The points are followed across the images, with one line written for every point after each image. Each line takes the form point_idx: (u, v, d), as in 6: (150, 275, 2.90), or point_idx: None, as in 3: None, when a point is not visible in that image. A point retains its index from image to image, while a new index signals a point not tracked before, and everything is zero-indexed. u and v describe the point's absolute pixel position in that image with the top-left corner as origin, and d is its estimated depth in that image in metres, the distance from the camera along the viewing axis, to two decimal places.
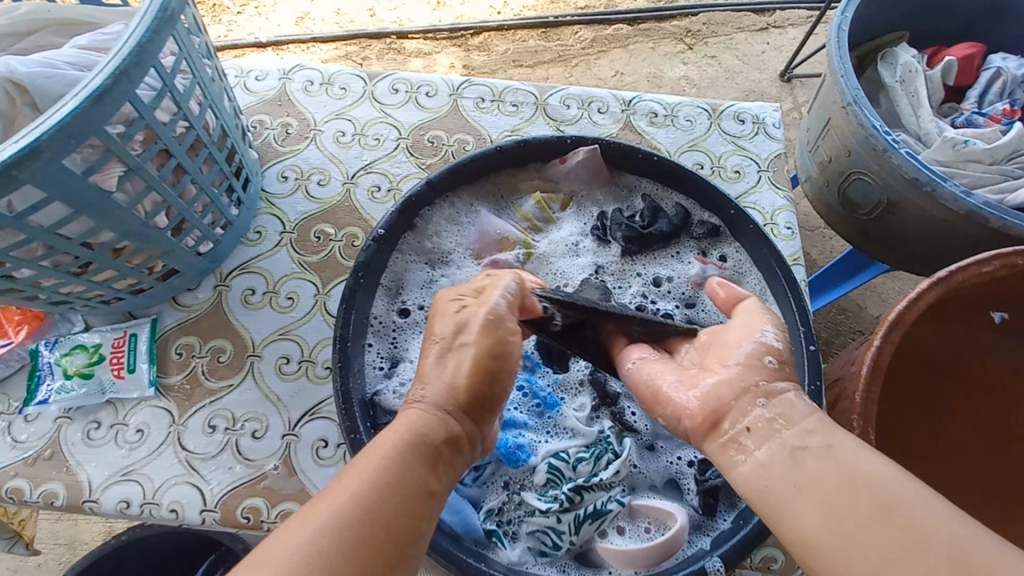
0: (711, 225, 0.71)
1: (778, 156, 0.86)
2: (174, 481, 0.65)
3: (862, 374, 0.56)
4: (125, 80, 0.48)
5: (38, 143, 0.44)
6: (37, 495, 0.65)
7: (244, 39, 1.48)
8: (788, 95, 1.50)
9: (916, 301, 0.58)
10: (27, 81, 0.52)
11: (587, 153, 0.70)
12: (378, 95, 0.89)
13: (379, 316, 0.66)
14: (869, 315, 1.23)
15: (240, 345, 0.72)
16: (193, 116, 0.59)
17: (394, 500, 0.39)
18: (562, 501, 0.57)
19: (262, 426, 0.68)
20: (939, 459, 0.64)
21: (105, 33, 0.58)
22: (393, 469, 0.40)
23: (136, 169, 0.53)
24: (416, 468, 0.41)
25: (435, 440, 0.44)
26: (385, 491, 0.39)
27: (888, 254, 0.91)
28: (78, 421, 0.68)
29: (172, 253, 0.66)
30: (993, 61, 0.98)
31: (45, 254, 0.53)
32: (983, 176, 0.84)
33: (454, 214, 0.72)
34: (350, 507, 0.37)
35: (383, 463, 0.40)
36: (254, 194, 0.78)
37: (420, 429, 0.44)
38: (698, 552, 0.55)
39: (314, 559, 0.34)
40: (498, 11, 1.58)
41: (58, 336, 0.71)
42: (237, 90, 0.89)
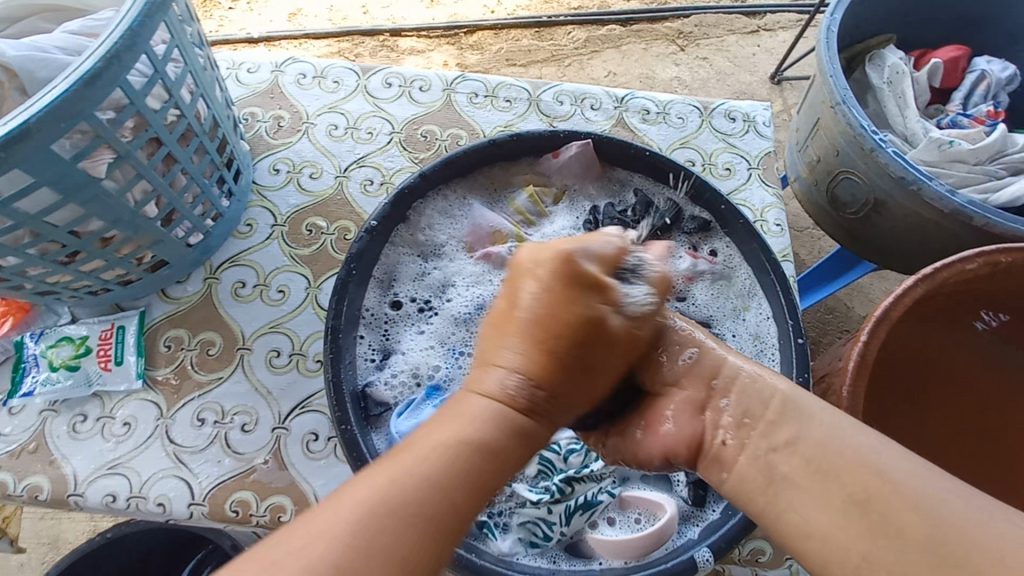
0: (701, 220, 0.71)
1: (768, 154, 0.87)
2: (161, 474, 0.64)
3: (848, 369, 0.57)
4: (117, 64, 0.47)
5: (27, 125, 0.44)
6: (21, 488, 0.64)
7: (235, 34, 1.47)
8: (778, 97, 1.52)
9: (903, 296, 0.59)
10: (16, 65, 0.51)
11: (580, 148, 0.71)
12: (371, 89, 0.89)
13: (371, 308, 0.66)
14: (856, 315, 1.25)
15: (229, 337, 0.72)
16: (185, 105, 0.58)
17: (459, 489, 0.36)
18: (553, 492, 0.58)
19: (251, 419, 0.68)
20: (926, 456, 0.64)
21: (95, 18, 0.57)
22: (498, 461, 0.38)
23: (126, 157, 0.53)
24: (517, 453, 0.40)
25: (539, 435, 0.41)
26: (485, 470, 0.37)
27: (873, 253, 0.93)
28: (64, 414, 0.67)
29: (162, 244, 0.65)
30: (978, 63, 1.00)
31: (32, 241, 0.52)
32: (968, 175, 0.86)
33: (447, 207, 0.72)
34: (454, 483, 0.35)
35: (478, 456, 0.37)
36: (245, 186, 0.77)
37: (515, 423, 0.40)
38: (687, 542, 0.55)
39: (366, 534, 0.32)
40: (492, 11, 1.59)
41: (44, 328, 0.70)
42: (228, 82, 0.88)
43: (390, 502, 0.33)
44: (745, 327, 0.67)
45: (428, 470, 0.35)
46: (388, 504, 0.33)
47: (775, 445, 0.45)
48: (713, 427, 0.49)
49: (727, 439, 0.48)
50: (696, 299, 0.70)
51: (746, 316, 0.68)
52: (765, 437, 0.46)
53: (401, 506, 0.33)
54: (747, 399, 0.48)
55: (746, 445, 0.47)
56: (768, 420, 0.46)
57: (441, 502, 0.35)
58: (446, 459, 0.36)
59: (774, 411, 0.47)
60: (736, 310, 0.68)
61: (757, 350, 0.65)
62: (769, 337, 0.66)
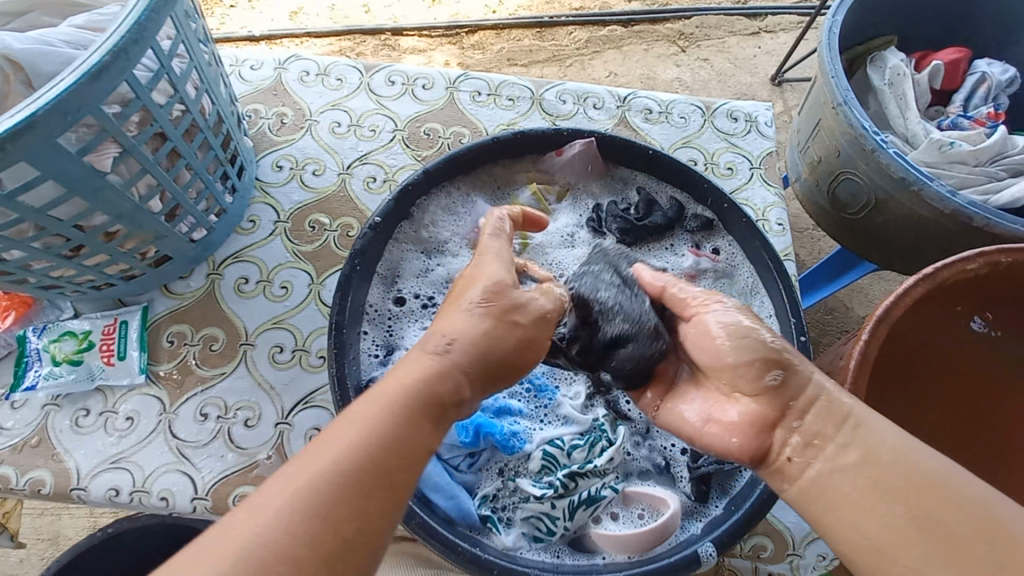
0: (704, 219, 0.72)
1: (769, 153, 0.87)
2: (164, 468, 0.64)
3: (849, 368, 0.57)
4: (123, 58, 0.47)
5: (33, 118, 0.44)
6: (24, 482, 0.64)
7: (237, 32, 1.47)
8: (779, 98, 1.52)
9: (903, 295, 0.59)
10: (22, 58, 0.51)
11: (583, 146, 0.71)
12: (375, 87, 0.89)
13: (375, 303, 0.66)
14: (856, 316, 1.25)
15: (233, 333, 0.72)
16: (190, 100, 0.59)
17: (376, 449, 0.38)
18: (556, 488, 0.58)
19: (254, 414, 0.68)
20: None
21: (101, 13, 0.57)
22: (404, 424, 0.40)
23: (131, 151, 0.53)
24: (423, 417, 0.41)
25: (444, 396, 0.43)
26: (387, 438, 0.39)
27: (873, 253, 0.93)
28: (66, 408, 0.67)
29: (166, 239, 0.65)
30: (978, 65, 1.00)
31: (36, 235, 0.52)
32: (968, 177, 0.86)
33: (451, 204, 0.72)
34: (356, 456, 0.37)
35: (398, 418, 0.40)
36: (249, 182, 0.78)
37: (430, 385, 0.43)
38: (690, 537, 0.55)
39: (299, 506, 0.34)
40: (494, 10, 1.59)
41: (47, 323, 0.70)
42: (231, 79, 0.89)
43: (294, 491, 0.35)
44: None
45: (351, 437, 0.38)
46: (291, 494, 0.35)
47: (842, 465, 0.43)
48: (781, 443, 0.47)
49: (792, 456, 0.46)
50: None
51: None
52: (836, 456, 0.43)
53: (305, 493, 0.35)
54: (826, 415, 0.45)
55: (813, 463, 0.44)
56: (839, 442, 0.44)
57: (347, 471, 0.36)
58: (345, 438, 0.38)
59: (844, 432, 0.44)
60: None
61: None
62: None
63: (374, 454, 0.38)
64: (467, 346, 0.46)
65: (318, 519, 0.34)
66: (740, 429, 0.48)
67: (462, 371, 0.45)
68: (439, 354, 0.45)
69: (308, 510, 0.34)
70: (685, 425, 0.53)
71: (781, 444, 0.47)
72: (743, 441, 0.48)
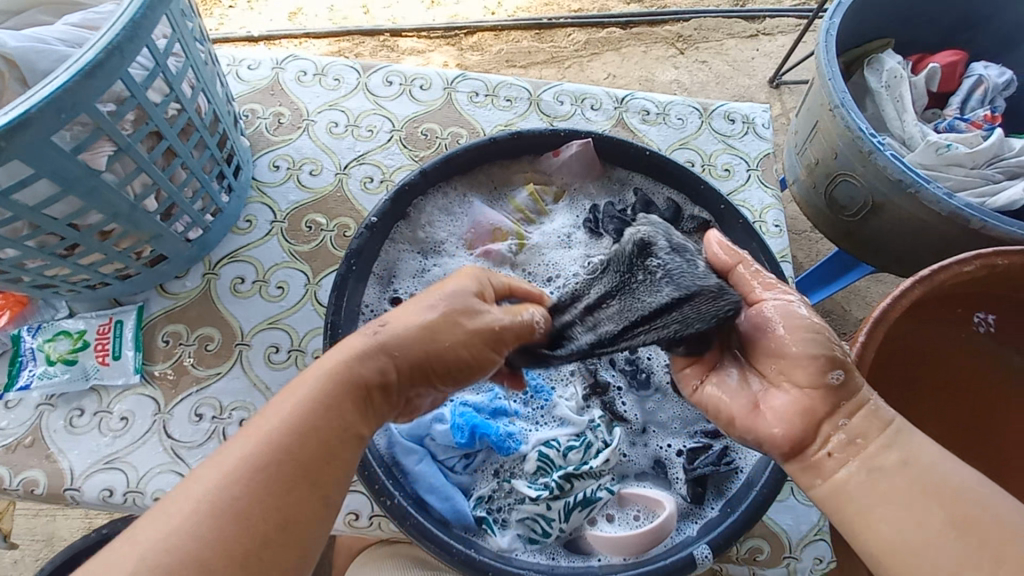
0: (701, 220, 0.71)
1: (767, 155, 0.87)
2: (158, 469, 0.64)
3: (846, 369, 0.57)
4: (118, 55, 0.47)
5: (27, 115, 0.43)
6: (17, 482, 0.63)
7: (235, 32, 1.47)
8: (776, 101, 1.53)
9: (901, 297, 0.59)
10: (17, 55, 0.51)
11: (581, 147, 0.71)
12: (372, 87, 0.89)
13: (371, 304, 0.66)
14: (853, 318, 1.25)
15: (228, 333, 0.71)
16: (186, 99, 0.58)
17: (297, 439, 0.38)
18: (552, 489, 0.57)
19: (249, 415, 0.67)
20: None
21: (96, 11, 0.57)
22: (321, 415, 0.40)
23: (126, 149, 0.53)
24: (343, 405, 0.41)
25: (366, 381, 0.43)
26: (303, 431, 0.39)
27: (870, 255, 0.93)
28: (61, 408, 0.66)
29: (161, 238, 0.65)
30: (975, 68, 1.00)
31: (31, 233, 0.52)
32: (964, 179, 0.86)
33: (447, 204, 0.72)
34: (269, 452, 0.37)
35: (321, 407, 0.40)
36: (245, 182, 0.77)
37: (352, 370, 0.42)
38: (686, 539, 0.55)
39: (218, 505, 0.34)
40: (492, 12, 1.59)
41: (41, 322, 0.69)
42: (229, 78, 0.88)
43: (203, 494, 0.35)
44: None
45: (271, 431, 0.38)
46: (201, 498, 0.34)
47: (884, 465, 0.44)
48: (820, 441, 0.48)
49: (834, 452, 0.47)
50: None
51: None
52: (877, 456, 0.45)
53: (215, 495, 0.35)
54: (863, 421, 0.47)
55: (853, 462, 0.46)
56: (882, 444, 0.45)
57: (265, 465, 0.37)
58: (256, 436, 0.37)
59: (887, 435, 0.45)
60: None
61: None
62: None
63: (288, 447, 0.38)
64: (395, 330, 0.45)
65: (231, 521, 0.34)
66: (785, 419, 0.49)
67: (395, 360, 0.44)
68: (369, 338, 0.44)
69: (218, 512, 0.34)
70: (731, 402, 0.52)
71: (822, 439, 0.48)
72: (787, 432, 0.49)
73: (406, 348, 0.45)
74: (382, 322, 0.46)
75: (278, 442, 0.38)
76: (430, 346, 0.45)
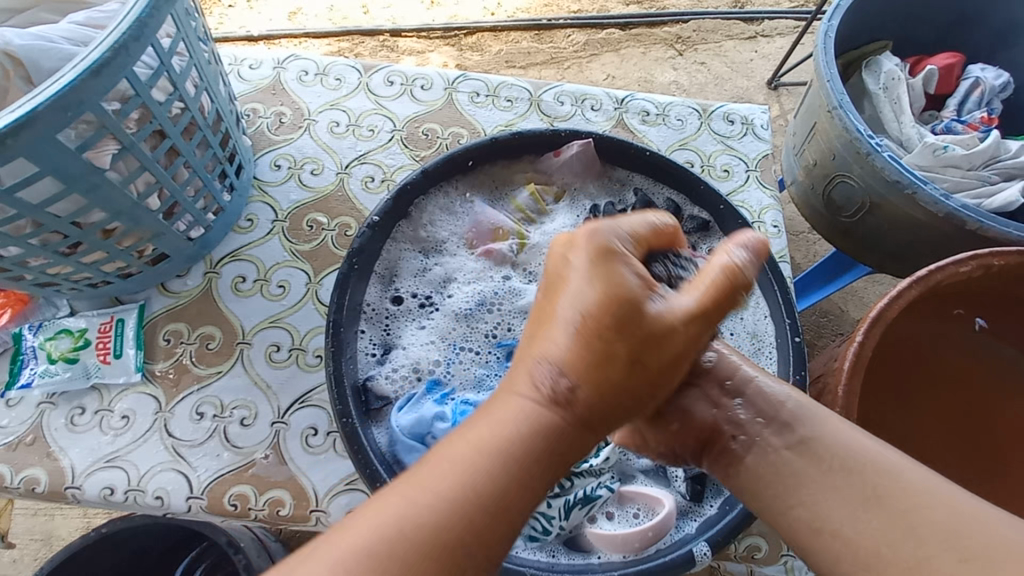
0: (701, 220, 0.72)
1: (765, 156, 0.88)
2: (159, 467, 0.64)
3: (843, 368, 0.58)
4: (124, 55, 0.48)
5: (33, 114, 0.44)
6: (18, 480, 0.63)
7: (235, 31, 1.47)
8: (774, 102, 1.53)
9: (897, 297, 0.60)
10: (22, 54, 0.51)
11: (581, 147, 0.71)
12: (373, 87, 0.89)
13: (373, 303, 0.66)
14: (851, 319, 1.26)
15: (229, 332, 0.72)
16: (189, 98, 0.59)
17: (486, 502, 0.35)
18: (552, 487, 0.58)
19: (250, 413, 0.68)
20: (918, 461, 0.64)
21: (101, 10, 0.57)
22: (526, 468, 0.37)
23: (130, 148, 0.53)
24: (548, 455, 0.38)
25: (564, 452, 0.39)
26: (504, 478, 0.36)
27: (867, 255, 0.94)
28: (62, 407, 0.67)
29: (163, 237, 0.65)
30: (972, 70, 1.01)
31: (34, 231, 0.52)
32: (961, 181, 0.87)
33: (449, 204, 0.72)
34: (469, 493, 0.35)
35: (511, 472, 0.37)
36: (247, 181, 0.78)
37: (546, 437, 0.38)
38: (685, 536, 0.56)
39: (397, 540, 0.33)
40: (491, 13, 1.60)
41: (43, 320, 0.70)
42: (230, 78, 0.89)
43: (398, 518, 0.34)
44: (742, 326, 0.68)
45: (454, 479, 0.36)
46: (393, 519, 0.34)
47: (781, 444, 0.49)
48: (724, 427, 0.53)
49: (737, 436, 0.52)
50: None
51: (744, 315, 0.68)
52: (777, 436, 0.50)
53: (411, 522, 0.34)
54: (757, 402, 0.53)
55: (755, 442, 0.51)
56: (779, 425, 0.50)
57: (450, 521, 0.34)
58: (464, 469, 0.36)
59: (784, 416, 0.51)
60: None
61: (755, 347, 0.66)
62: (765, 336, 0.66)
63: (480, 505, 0.35)
64: (588, 391, 0.39)
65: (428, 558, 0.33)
66: (693, 414, 0.55)
67: (595, 410, 0.39)
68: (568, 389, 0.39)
69: (415, 546, 0.33)
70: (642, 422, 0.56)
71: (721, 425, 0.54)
72: (690, 427, 0.55)
73: (594, 410, 0.39)
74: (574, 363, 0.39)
75: (466, 498, 0.35)
76: (625, 391, 0.41)
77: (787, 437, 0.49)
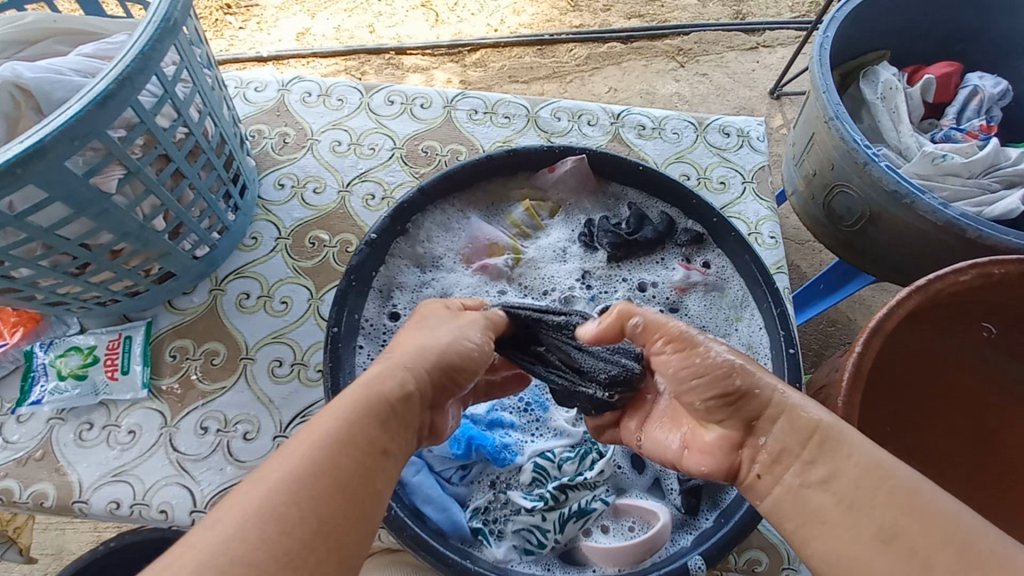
0: (695, 232, 0.73)
1: (762, 168, 0.88)
2: (164, 481, 0.66)
3: (843, 381, 0.57)
4: (129, 85, 0.50)
5: (43, 144, 0.46)
6: (27, 495, 0.65)
7: (246, 53, 1.51)
8: (777, 112, 1.54)
9: (897, 308, 0.59)
10: (33, 85, 0.54)
11: (575, 162, 0.73)
12: (374, 106, 0.92)
13: (371, 318, 0.67)
14: (858, 327, 1.25)
15: (233, 348, 0.73)
16: (194, 123, 0.61)
17: (371, 426, 0.38)
18: (546, 500, 0.58)
19: (253, 428, 0.69)
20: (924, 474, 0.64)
21: (110, 42, 0.60)
22: (377, 408, 0.39)
23: (136, 172, 0.55)
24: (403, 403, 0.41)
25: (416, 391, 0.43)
26: (363, 423, 0.38)
27: (870, 264, 0.93)
28: (71, 422, 0.68)
29: (169, 256, 0.67)
30: (971, 79, 1.01)
31: (44, 253, 0.54)
32: (961, 189, 0.87)
33: (446, 220, 0.74)
34: (336, 436, 0.36)
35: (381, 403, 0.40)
36: (251, 201, 0.80)
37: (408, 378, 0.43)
38: (680, 549, 0.56)
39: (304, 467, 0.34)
40: (495, 29, 1.63)
41: (53, 338, 0.72)
42: (236, 100, 0.91)
43: (280, 476, 0.33)
44: (737, 337, 0.68)
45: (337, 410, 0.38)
46: (276, 482, 0.33)
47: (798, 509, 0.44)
48: (749, 461, 0.46)
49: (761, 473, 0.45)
50: (690, 309, 0.71)
51: (739, 326, 0.69)
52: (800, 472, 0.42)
53: (301, 473, 0.34)
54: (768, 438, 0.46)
55: (781, 479, 0.43)
56: (805, 459, 0.42)
57: (342, 443, 0.36)
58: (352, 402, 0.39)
59: (811, 449, 0.42)
60: (729, 320, 0.69)
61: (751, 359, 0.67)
62: (761, 347, 0.67)
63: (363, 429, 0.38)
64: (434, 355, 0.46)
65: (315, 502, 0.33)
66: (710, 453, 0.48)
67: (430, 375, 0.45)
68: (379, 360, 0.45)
69: (292, 495, 0.32)
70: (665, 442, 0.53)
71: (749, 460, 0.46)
72: (712, 467, 0.48)
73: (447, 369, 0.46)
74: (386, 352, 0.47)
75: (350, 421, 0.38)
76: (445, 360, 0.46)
77: (806, 473, 0.42)
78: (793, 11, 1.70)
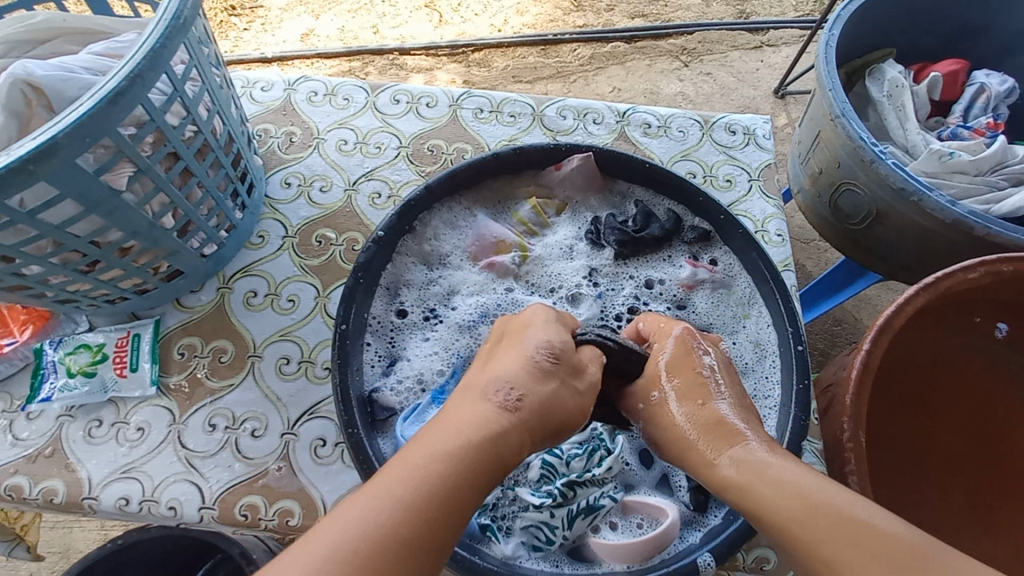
0: (702, 230, 0.73)
1: (768, 166, 0.88)
2: (173, 478, 0.66)
3: (851, 378, 0.57)
4: (139, 83, 0.50)
5: (55, 141, 0.46)
6: (37, 491, 0.65)
7: (251, 54, 1.52)
8: (781, 111, 1.54)
9: (904, 306, 0.59)
10: (44, 83, 0.54)
11: (582, 160, 0.72)
12: (380, 105, 0.92)
13: (378, 316, 0.67)
14: (864, 326, 1.25)
15: (241, 345, 0.74)
16: (202, 121, 0.61)
17: (459, 487, 0.39)
18: (555, 496, 0.58)
19: (261, 425, 0.69)
20: (931, 472, 0.64)
21: (120, 40, 0.60)
22: (467, 468, 0.40)
23: (146, 170, 0.55)
24: (492, 466, 0.41)
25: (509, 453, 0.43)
26: (453, 482, 0.39)
27: (877, 262, 0.93)
28: (80, 419, 0.69)
29: (177, 254, 0.67)
30: (977, 76, 1.01)
31: (54, 251, 0.55)
32: (969, 186, 0.86)
33: (453, 218, 0.74)
34: (423, 487, 0.38)
35: (473, 461, 0.40)
36: (258, 199, 0.80)
37: (502, 436, 0.43)
38: (689, 546, 0.56)
39: (390, 510, 0.36)
40: (498, 29, 1.63)
41: (63, 336, 0.72)
42: (243, 100, 0.92)
43: (368, 517, 0.36)
44: (745, 334, 0.68)
45: (428, 459, 0.39)
46: (364, 523, 0.35)
47: None
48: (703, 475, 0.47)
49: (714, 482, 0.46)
50: (696, 307, 0.71)
51: (747, 323, 0.69)
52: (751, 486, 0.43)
53: (387, 522, 0.36)
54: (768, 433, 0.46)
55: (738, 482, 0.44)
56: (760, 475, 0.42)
57: (428, 495, 0.38)
58: (443, 453, 0.40)
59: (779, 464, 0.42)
60: (737, 318, 0.69)
61: (758, 356, 0.67)
62: (769, 345, 0.67)
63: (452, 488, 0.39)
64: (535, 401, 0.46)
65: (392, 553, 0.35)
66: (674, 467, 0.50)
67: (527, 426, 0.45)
68: (511, 410, 0.44)
69: (375, 551, 0.34)
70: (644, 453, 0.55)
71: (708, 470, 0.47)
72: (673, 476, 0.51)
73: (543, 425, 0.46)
74: (510, 385, 0.46)
75: (439, 475, 0.39)
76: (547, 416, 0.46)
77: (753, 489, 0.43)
78: (797, 10, 1.70)
